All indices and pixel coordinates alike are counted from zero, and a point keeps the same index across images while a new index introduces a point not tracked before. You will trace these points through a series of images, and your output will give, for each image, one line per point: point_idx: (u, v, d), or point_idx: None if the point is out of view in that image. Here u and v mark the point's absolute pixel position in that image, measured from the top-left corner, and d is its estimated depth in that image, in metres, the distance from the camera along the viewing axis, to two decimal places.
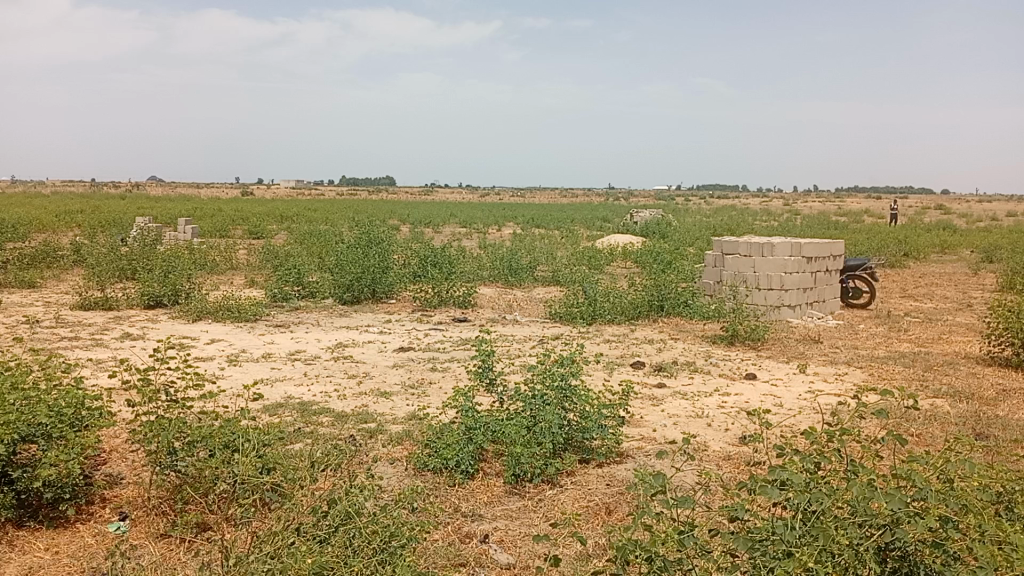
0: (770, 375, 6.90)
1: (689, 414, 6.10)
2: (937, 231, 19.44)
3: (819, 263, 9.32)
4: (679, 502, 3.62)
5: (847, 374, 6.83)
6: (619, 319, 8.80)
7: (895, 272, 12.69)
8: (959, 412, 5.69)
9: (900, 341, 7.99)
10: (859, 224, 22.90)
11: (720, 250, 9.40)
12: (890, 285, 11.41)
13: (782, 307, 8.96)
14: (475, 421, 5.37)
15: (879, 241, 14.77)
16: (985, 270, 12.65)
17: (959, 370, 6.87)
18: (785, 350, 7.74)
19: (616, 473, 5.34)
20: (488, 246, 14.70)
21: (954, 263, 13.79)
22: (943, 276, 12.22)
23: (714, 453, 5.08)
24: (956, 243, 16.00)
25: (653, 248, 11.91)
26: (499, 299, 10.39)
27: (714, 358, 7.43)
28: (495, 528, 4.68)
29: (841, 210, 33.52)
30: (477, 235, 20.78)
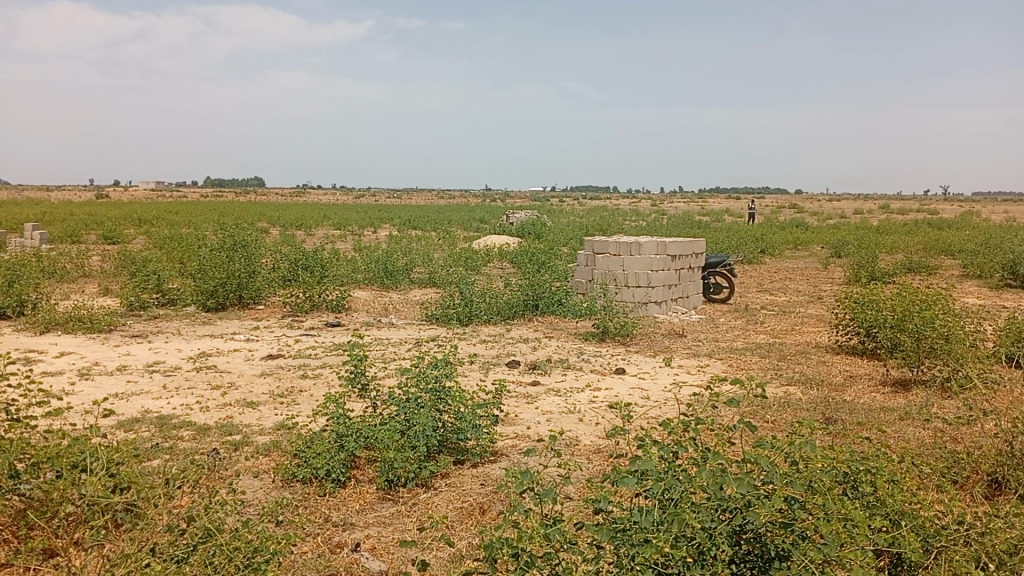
0: (638, 369, 7.11)
1: (562, 410, 6.19)
2: (791, 228, 20.73)
3: (683, 261, 9.71)
4: (548, 498, 3.65)
5: (710, 365, 7.13)
6: (494, 318, 8.84)
7: (753, 268, 13.42)
8: (810, 398, 6.06)
9: (758, 333, 8.44)
10: (720, 224, 24.10)
11: (591, 249, 9.62)
12: (749, 280, 12.04)
13: (649, 304, 9.27)
14: (347, 427, 5.25)
15: (739, 239, 15.57)
16: (834, 265, 13.57)
17: (810, 358, 7.33)
18: (652, 344, 8.00)
19: (489, 472, 5.34)
20: (363, 248, 14.42)
21: (806, 258, 14.73)
22: (796, 271, 13.00)
23: (584, 448, 5.17)
24: (808, 240, 17.10)
25: (528, 248, 12.05)
26: (374, 302, 10.23)
27: (586, 355, 7.58)
28: (367, 536, 4.56)
29: (704, 210, 35.15)
30: (352, 238, 20.39)
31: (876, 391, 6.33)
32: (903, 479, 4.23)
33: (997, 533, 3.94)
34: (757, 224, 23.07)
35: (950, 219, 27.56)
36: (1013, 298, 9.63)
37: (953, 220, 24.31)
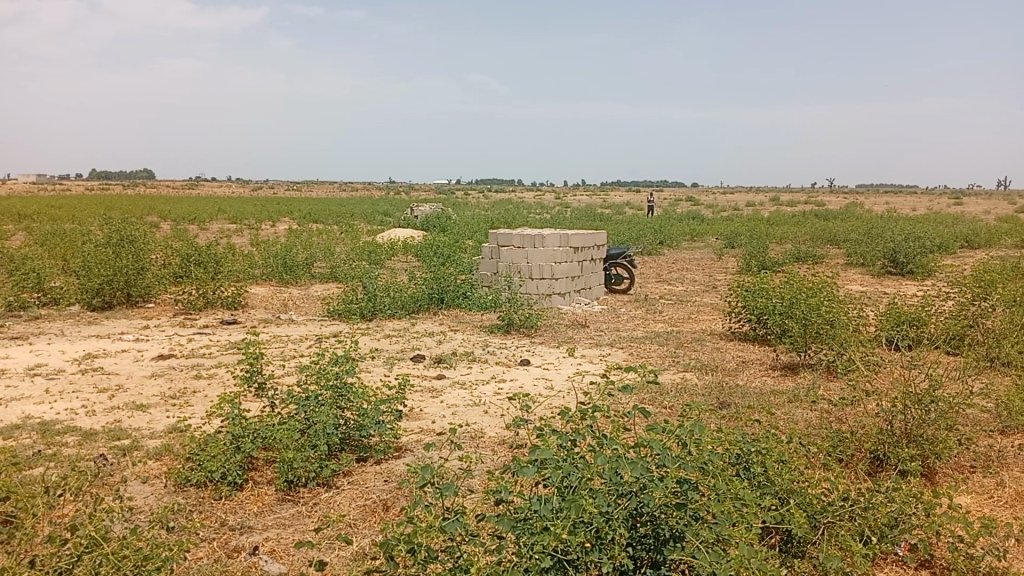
0: (542, 360, 7.19)
1: (466, 403, 6.18)
2: (687, 220, 21.40)
3: (585, 252, 9.86)
4: (449, 492, 3.64)
5: (611, 354, 7.27)
6: (398, 313, 8.75)
7: (652, 259, 13.78)
8: (705, 383, 6.28)
9: (656, 322, 8.68)
10: (620, 216, 24.59)
11: (495, 242, 9.63)
12: (649, 271, 12.36)
13: (552, 295, 9.38)
14: (243, 428, 5.08)
15: (638, 231, 15.95)
16: (728, 255, 14.07)
17: (706, 345, 7.58)
18: (556, 335, 8.10)
19: (393, 468, 5.29)
20: (261, 242, 13.98)
21: (701, 249, 15.25)
22: (692, 261, 13.43)
23: (489, 439, 5.19)
24: (703, 231, 17.70)
25: (432, 241, 11.97)
26: (273, 298, 9.95)
27: (491, 347, 7.61)
28: (265, 539, 4.43)
29: (606, 203, 35.78)
30: (249, 232, 19.77)
31: (767, 376, 6.61)
32: (791, 459, 4.43)
33: (878, 508, 4.22)
34: (656, 215, 23.68)
35: (836, 210, 29.06)
36: (891, 285, 10.22)
37: (837, 212, 25.65)
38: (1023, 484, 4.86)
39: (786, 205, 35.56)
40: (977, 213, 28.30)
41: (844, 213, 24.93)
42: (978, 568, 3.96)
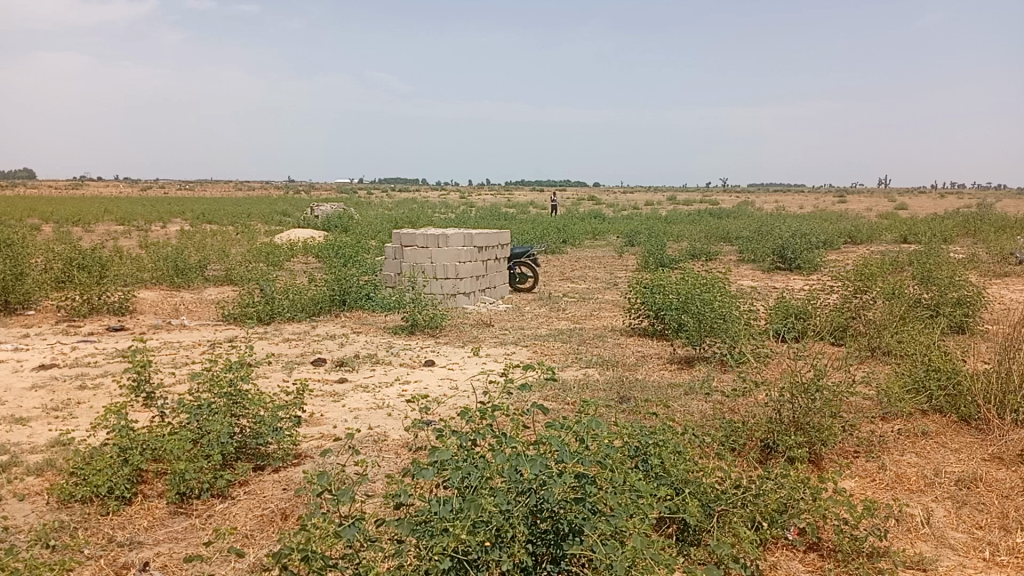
0: (447, 360, 7.16)
1: (369, 406, 6.08)
2: (589, 219, 21.78)
3: (489, 252, 9.87)
4: (347, 498, 3.58)
5: (516, 353, 7.31)
6: (298, 316, 8.54)
7: (556, 257, 13.95)
8: (606, 378, 6.40)
9: (560, 320, 8.79)
10: (524, 215, 24.81)
11: (398, 241, 9.46)
12: (552, 269, 12.50)
13: (457, 295, 9.35)
14: (131, 439, 4.84)
15: (542, 230, 16.12)
16: (628, 253, 14.39)
17: (607, 342, 7.73)
18: (460, 334, 8.08)
19: (292, 476, 5.15)
20: (151, 244, 13.36)
21: (603, 247, 15.55)
22: (594, 259, 13.68)
23: (392, 443, 5.13)
24: (605, 230, 18.05)
25: (333, 242, 11.74)
26: (164, 303, 9.54)
27: (394, 348, 7.52)
28: (157, 554, 4.24)
29: (511, 202, 35.96)
30: (138, 234, 18.87)
31: (666, 369, 6.79)
32: (686, 450, 4.56)
33: (768, 494, 4.39)
34: (558, 214, 23.98)
35: (729, 208, 30.21)
36: (781, 280, 10.68)
37: (731, 210, 26.63)
38: (901, 466, 5.17)
39: (684, 203, 36.69)
40: (859, 211, 29.93)
41: (737, 211, 25.93)
42: (861, 548, 4.18)
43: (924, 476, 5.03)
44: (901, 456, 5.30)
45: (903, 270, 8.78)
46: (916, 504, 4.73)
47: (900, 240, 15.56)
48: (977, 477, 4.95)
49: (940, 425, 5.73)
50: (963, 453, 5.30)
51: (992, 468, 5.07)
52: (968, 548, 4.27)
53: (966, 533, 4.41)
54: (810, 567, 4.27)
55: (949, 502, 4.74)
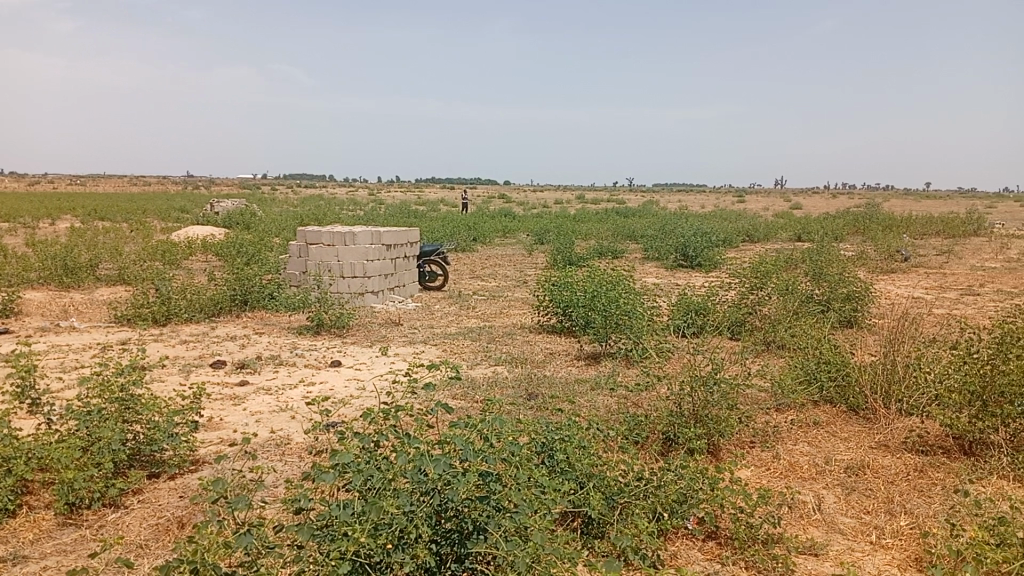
0: (354, 360, 7.04)
1: (272, 409, 5.92)
2: (500, 217, 21.85)
3: (398, 250, 9.77)
4: (244, 504, 3.47)
5: (425, 352, 7.25)
6: (197, 316, 8.24)
7: (466, 256, 13.94)
8: (515, 376, 6.42)
9: (469, 318, 8.78)
10: (433, 213, 24.64)
11: (303, 239, 9.22)
12: (461, 268, 12.48)
13: (365, 294, 9.21)
14: (14, 448, 4.53)
15: (452, 227, 16.08)
16: (537, 251, 14.50)
17: (517, 339, 7.77)
18: (368, 334, 7.96)
19: (190, 483, 4.97)
20: (36, 242, 12.59)
21: (513, 245, 15.64)
22: (504, 257, 13.74)
23: (295, 446, 5.01)
24: (514, 228, 18.15)
25: (234, 239, 11.37)
26: (52, 304, 9.03)
27: (299, 349, 7.34)
28: (43, 568, 4.00)
29: (422, 199, 35.69)
30: (22, 231, 17.79)
31: (573, 366, 6.87)
32: (590, 445, 4.62)
33: (668, 486, 4.51)
34: (467, 212, 23.94)
35: (635, 207, 30.92)
36: (683, 277, 10.98)
37: (637, 209, 27.25)
38: (794, 455, 5.40)
39: (593, 202, 37.32)
40: (757, 210, 31.14)
41: (642, 210, 26.54)
42: (756, 534, 4.34)
43: (816, 464, 5.27)
44: (795, 446, 5.53)
45: (797, 266, 9.17)
46: (808, 491, 4.95)
47: (794, 239, 16.26)
48: (864, 464, 5.22)
49: (830, 415, 6.02)
50: (851, 441, 5.58)
51: (877, 455, 5.36)
52: (856, 532, 4.51)
53: (854, 518, 4.64)
54: (709, 555, 4.38)
55: (839, 489, 4.98)
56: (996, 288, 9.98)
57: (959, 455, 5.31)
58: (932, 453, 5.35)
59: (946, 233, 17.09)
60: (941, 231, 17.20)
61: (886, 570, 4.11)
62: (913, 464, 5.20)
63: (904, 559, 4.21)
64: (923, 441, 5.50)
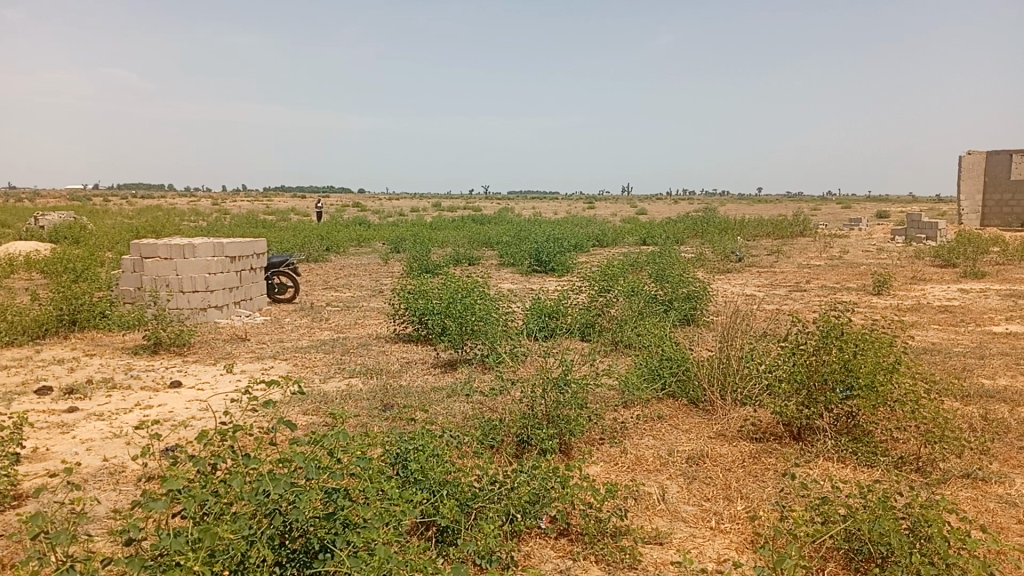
0: (196, 380, 6.69)
1: (104, 436, 5.53)
2: (355, 226, 21.48)
3: (243, 261, 9.39)
4: (65, 539, 3.20)
5: (274, 367, 6.99)
6: (18, 339, 7.57)
7: (318, 266, 13.61)
8: (369, 387, 6.31)
9: (322, 330, 8.57)
10: (284, 222, 23.87)
11: (138, 253, 8.64)
12: (314, 279, 12.16)
13: (208, 308, 8.78)
14: None
15: (303, 237, 15.63)
16: (393, 260, 14.35)
17: (371, 349, 7.65)
18: (212, 351, 7.60)
19: (10, 519, 4.54)
20: None
21: (368, 255, 15.42)
22: (359, 267, 13.51)
23: (129, 474, 4.69)
24: (370, 237, 17.91)
25: (60, 254, 10.50)
26: None
27: (135, 370, 6.90)
28: None
29: (272, 209, 34.44)
30: None
31: (429, 374, 6.82)
32: (444, 451, 4.58)
33: (521, 487, 4.52)
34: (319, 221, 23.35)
35: (490, 214, 31.25)
36: (537, 282, 11.19)
37: (492, 217, 27.68)
38: (640, 449, 5.62)
39: (449, 210, 37.42)
40: (606, 216, 32.32)
41: (496, 217, 26.93)
42: (605, 528, 4.48)
43: (660, 456, 5.52)
44: (641, 440, 5.76)
45: (642, 268, 9.57)
46: (654, 483, 5.17)
47: (641, 242, 16.99)
48: (704, 454, 5.51)
49: (673, 408, 6.32)
50: (692, 432, 5.87)
51: (717, 445, 5.67)
52: (697, 519, 4.75)
53: (695, 506, 4.90)
54: (561, 552, 4.43)
55: (682, 478, 5.24)
56: (819, 284, 10.83)
57: (789, 440, 5.71)
58: (765, 440, 5.73)
59: (776, 234, 18.43)
60: (771, 232, 18.54)
61: (725, 553, 4.35)
62: (748, 451, 5.54)
63: (741, 542, 4.47)
64: (757, 429, 5.88)
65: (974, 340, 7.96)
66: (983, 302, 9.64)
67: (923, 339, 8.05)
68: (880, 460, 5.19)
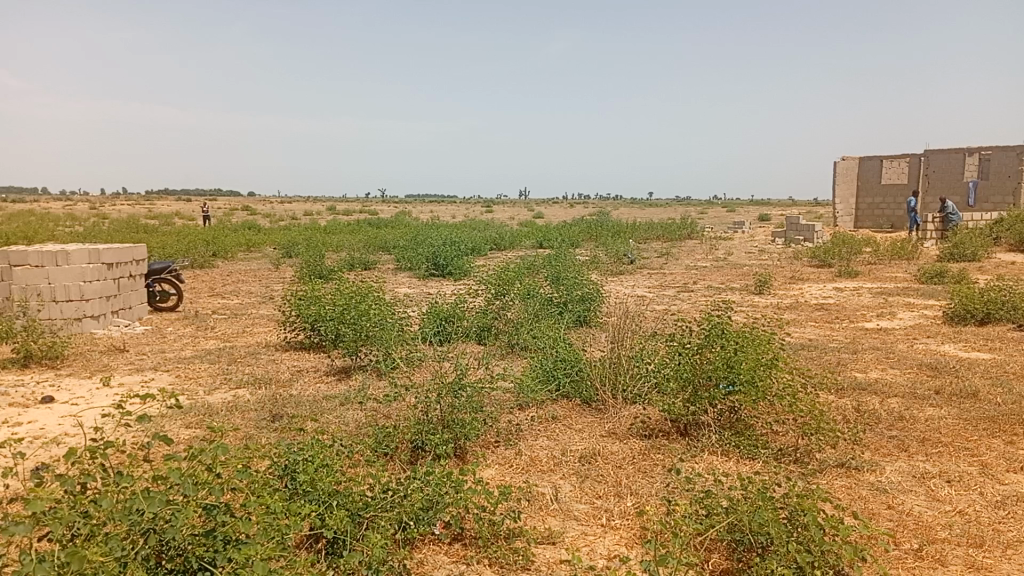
0: (70, 395, 6.31)
1: None
2: (244, 230, 20.83)
3: (122, 268, 8.95)
4: None
5: (155, 379, 6.68)
6: None
7: (205, 272, 13.12)
8: (257, 397, 6.12)
9: (208, 339, 8.26)
10: (167, 227, 22.86)
11: (5, 260, 8.08)
12: (199, 285, 11.71)
13: (83, 319, 8.31)
14: None
15: (188, 242, 15.03)
16: (284, 266, 13.99)
17: (260, 358, 7.43)
18: (88, 364, 7.19)
19: None
20: None
21: (258, 260, 14.99)
22: (248, 273, 13.11)
23: None
24: (260, 242, 17.40)
25: None
26: None
27: (2, 386, 6.44)
28: None
29: (155, 212, 32.92)
30: None
31: (321, 382, 6.68)
32: (334, 459, 4.47)
33: (413, 494, 4.45)
34: (205, 226, 22.51)
35: (384, 217, 30.90)
36: (434, 286, 11.16)
37: (386, 220, 27.40)
38: (535, 450, 5.68)
39: (344, 213, 36.78)
40: (502, 219, 32.57)
41: (392, 221, 26.67)
42: (498, 531, 4.49)
43: (554, 456, 5.59)
44: (535, 441, 5.82)
45: (537, 271, 9.69)
46: (547, 483, 5.24)
47: (537, 246, 17.21)
48: (596, 453, 5.62)
49: (567, 409, 6.42)
50: (584, 432, 5.98)
51: (608, 443, 5.79)
52: (589, 517, 4.84)
53: (587, 504, 4.99)
54: (455, 557, 4.40)
55: (574, 477, 5.32)
56: (706, 285, 11.25)
57: (676, 436, 5.89)
58: (654, 437, 5.89)
59: (666, 237, 19.03)
60: (662, 235, 19.13)
61: (615, 549, 4.44)
62: (638, 448, 5.68)
63: (630, 537, 4.57)
64: (647, 426, 6.05)
65: (848, 336, 8.45)
66: (855, 300, 10.24)
67: (802, 335, 8.47)
68: (761, 452, 5.43)
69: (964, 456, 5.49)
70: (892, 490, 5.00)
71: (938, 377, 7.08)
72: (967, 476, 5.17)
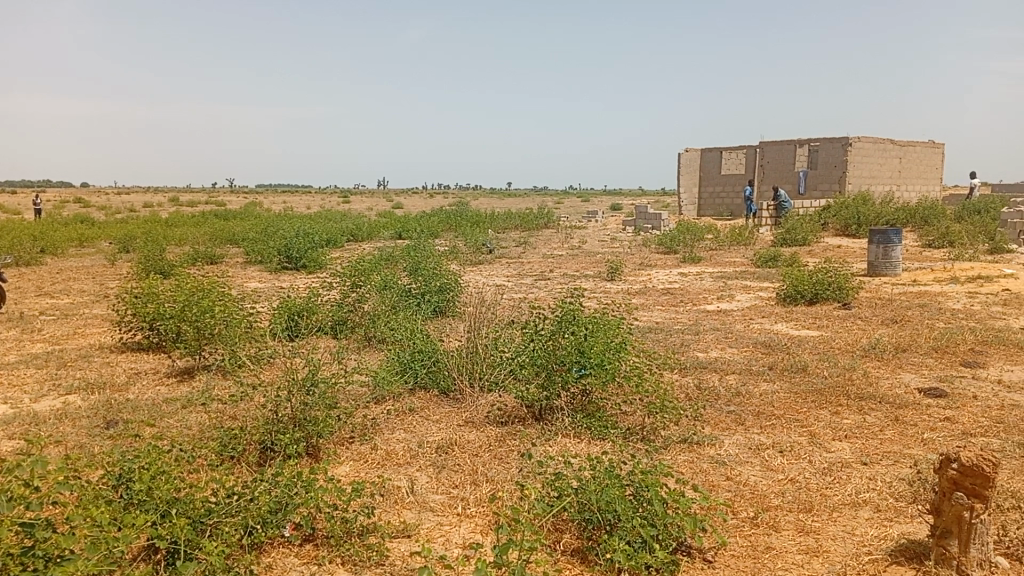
0: None
1: None
2: (75, 224, 19.42)
3: None
4: None
5: None
6: None
7: (30, 270, 12.15)
8: (89, 403, 5.75)
9: (33, 343, 7.66)
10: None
11: None
12: (24, 285, 10.83)
13: None
14: None
15: (11, 238, 13.86)
16: (122, 262, 13.17)
17: (92, 362, 6.97)
18: None
19: None
20: None
21: (92, 256, 14.03)
22: (80, 270, 12.26)
23: None
24: (94, 236, 16.27)
25: None
26: None
27: None
28: None
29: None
30: None
31: (162, 384, 6.36)
32: (173, 465, 4.27)
33: (260, 496, 4.32)
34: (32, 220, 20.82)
35: (233, 209, 29.63)
36: (286, 280, 10.89)
37: (235, 212, 26.30)
38: (391, 444, 5.67)
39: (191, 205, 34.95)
40: (359, 210, 32.04)
41: (239, 212, 25.61)
42: (351, 528, 4.44)
43: (410, 449, 5.60)
44: (392, 434, 5.80)
45: (393, 262, 9.64)
46: (403, 476, 5.24)
47: (396, 237, 17.10)
48: (452, 443, 5.67)
49: (424, 400, 6.44)
50: (441, 422, 6.02)
51: (465, 432, 5.86)
52: (445, 506, 4.89)
53: (444, 494, 5.03)
54: (305, 558, 4.32)
55: (431, 468, 5.36)
56: (560, 273, 11.56)
57: (530, 421, 6.03)
58: (509, 423, 6.01)
59: (523, 227, 19.36)
60: (520, 225, 19.44)
61: (471, 537, 4.52)
62: (494, 436, 5.78)
63: (485, 525, 4.66)
64: (502, 413, 6.16)
65: (691, 318, 8.93)
66: (698, 284, 10.83)
67: (649, 319, 8.87)
68: (611, 433, 5.67)
69: (794, 427, 5.95)
70: (730, 463, 5.35)
71: (772, 354, 7.63)
72: (797, 446, 5.61)
